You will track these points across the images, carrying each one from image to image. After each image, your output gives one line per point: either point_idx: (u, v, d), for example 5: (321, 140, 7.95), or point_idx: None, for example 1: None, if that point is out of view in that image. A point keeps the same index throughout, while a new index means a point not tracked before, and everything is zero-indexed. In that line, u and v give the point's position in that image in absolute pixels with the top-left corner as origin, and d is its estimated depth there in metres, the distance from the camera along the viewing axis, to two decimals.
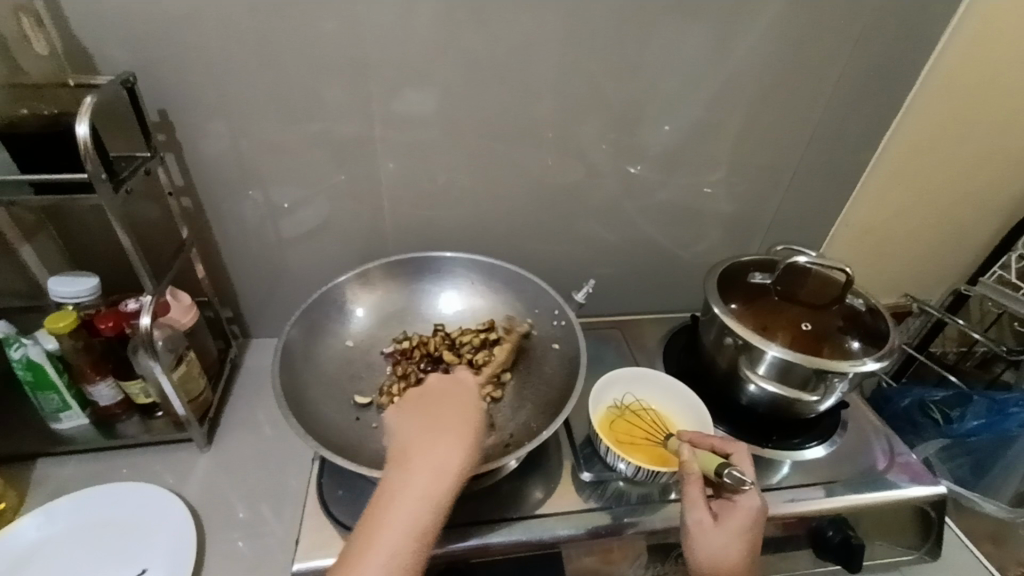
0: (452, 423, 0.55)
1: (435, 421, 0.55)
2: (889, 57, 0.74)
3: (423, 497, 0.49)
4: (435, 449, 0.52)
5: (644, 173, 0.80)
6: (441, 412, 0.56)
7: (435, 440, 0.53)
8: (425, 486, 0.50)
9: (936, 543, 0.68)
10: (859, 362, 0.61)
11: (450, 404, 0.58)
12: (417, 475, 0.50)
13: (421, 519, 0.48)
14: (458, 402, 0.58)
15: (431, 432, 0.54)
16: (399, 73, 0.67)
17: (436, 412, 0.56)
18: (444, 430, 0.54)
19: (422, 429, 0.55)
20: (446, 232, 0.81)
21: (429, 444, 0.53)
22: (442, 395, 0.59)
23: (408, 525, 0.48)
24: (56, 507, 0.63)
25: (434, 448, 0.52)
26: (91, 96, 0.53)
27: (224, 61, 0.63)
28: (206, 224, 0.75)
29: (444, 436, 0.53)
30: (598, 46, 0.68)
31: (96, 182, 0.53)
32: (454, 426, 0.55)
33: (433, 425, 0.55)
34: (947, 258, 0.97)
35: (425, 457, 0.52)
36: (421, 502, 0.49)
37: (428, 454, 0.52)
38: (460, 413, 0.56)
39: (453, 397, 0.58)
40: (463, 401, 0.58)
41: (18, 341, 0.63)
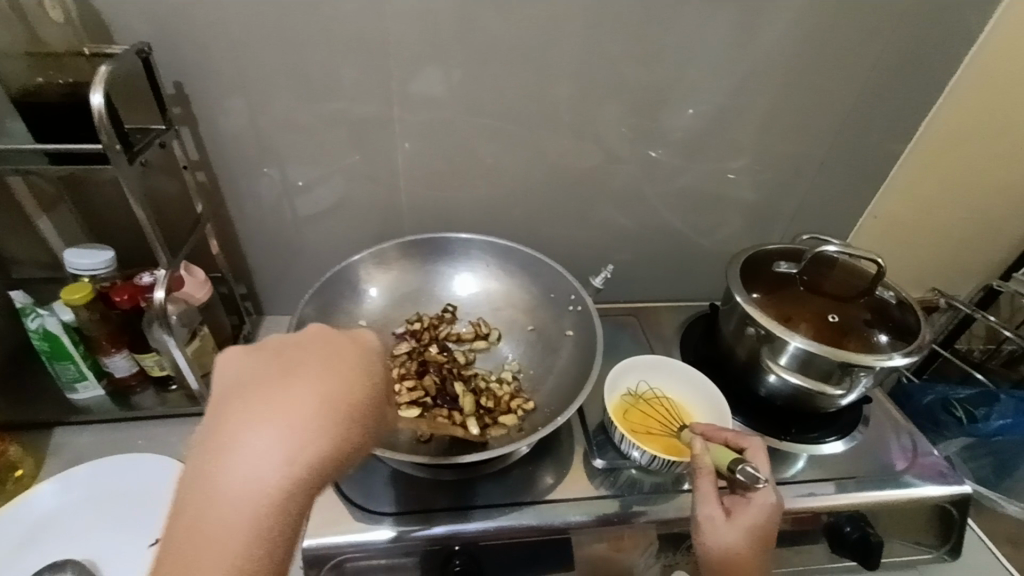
0: (315, 382, 0.37)
1: (290, 371, 0.38)
2: (931, 38, 0.70)
3: (275, 470, 0.34)
4: (285, 415, 0.35)
5: (666, 158, 0.77)
6: (302, 367, 0.38)
7: (281, 402, 0.36)
8: (260, 459, 0.34)
9: (955, 545, 0.66)
10: (885, 356, 0.59)
11: (326, 352, 0.40)
12: (261, 437, 0.34)
13: (261, 500, 0.33)
14: (338, 352, 0.40)
15: (278, 386, 0.37)
16: (415, 48, 0.65)
17: (296, 362, 0.39)
18: (294, 390, 0.36)
19: (266, 385, 0.37)
20: (461, 213, 0.80)
21: (266, 411, 0.35)
22: (310, 346, 0.40)
23: (245, 510, 0.33)
24: (72, 475, 0.63)
25: (284, 403, 0.36)
26: (107, 66, 0.52)
27: (239, 34, 0.62)
28: (220, 198, 0.74)
29: (295, 394, 0.36)
30: (624, 23, 0.65)
31: (111, 152, 0.52)
32: (318, 384, 0.37)
33: (288, 376, 0.37)
34: (981, 253, 0.93)
35: (268, 421, 0.35)
36: (262, 478, 0.34)
37: (271, 416, 0.35)
38: (344, 367, 0.39)
39: (338, 357, 0.40)
40: (347, 355, 0.40)
41: (34, 311, 0.64)
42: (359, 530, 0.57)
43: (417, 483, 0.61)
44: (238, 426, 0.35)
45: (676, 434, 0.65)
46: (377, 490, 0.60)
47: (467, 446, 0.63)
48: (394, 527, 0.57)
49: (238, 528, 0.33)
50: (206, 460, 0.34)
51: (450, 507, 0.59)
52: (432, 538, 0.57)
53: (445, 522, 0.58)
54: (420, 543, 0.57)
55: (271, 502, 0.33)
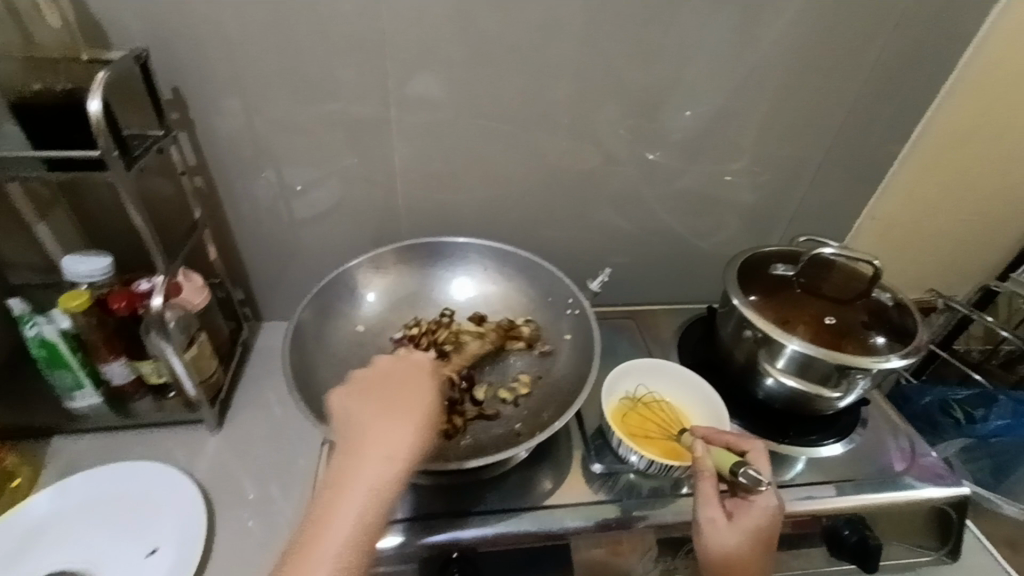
0: (399, 412, 0.50)
1: (391, 407, 0.50)
2: (926, 39, 0.70)
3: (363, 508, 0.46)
4: (385, 436, 0.48)
5: (663, 160, 0.77)
6: (392, 395, 0.51)
7: (391, 424, 0.49)
8: (376, 467, 0.46)
9: (955, 547, 0.66)
10: (883, 359, 0.59)
11: (404, 386, 0.52)
12: (371, 463, 0.46)
13: (376, 493, 0.45)
14: (414, 383, 0.53)
15: (384, 416, 0.49)
16: (412, 52, 0.65)
17: (395, 397, 0.51)
18: (394, 417, 0.49)
19: (375, 411, 0.50)
20: (458, 217, 0.80)
21: (384, 426, 0.48)
22: (390, 378, 0.53)
23: (370, 497, 0.45)
24: (68, 483, 0.64)
25: (389, 427, 0.48)
26: (104, 72, 0.52)
27: (237, 39, 0.62)
28: (218, 204, 0.74)
29: (396, 425, 0.48)
30: (619, 24, 0.65)
31: (109, 158, 0.52)
32: (405, 415, 0.49)
33: (392, 405, 0.50)
34: (978, 253, 0.93)
35: (378, 441, 0.47)
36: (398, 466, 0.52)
37: (384, 432, 0.48)
38: (414, 398, 0.51)
39: (409, 378, 0.53)
40: (419, 384, 0.53)
41: (32, 319, 0.64)
42: None
43: (415, 489, 0.61)
44: (361, 445, 0.47)
45: (676, 438, 0.65)
46: None
47: (467, 450, 0.63)
48: (391, 534, 0.57)
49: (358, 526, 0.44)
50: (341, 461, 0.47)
51: (450, 513, 0.59)
52: (431, 545, 0.57)
53: (447, 528, 0.58)
54: (420, 550, 0.57)
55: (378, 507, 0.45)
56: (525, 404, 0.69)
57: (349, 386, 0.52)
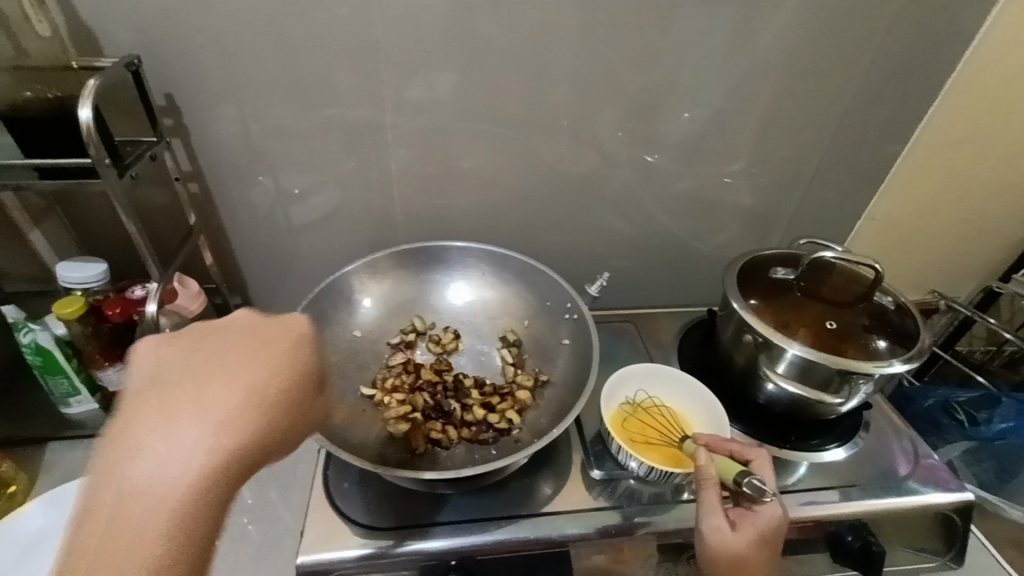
0: (236, 371, 0.42)
1: (225, 358, 0.43)
2: (925, 41, 0.70)
3: (200, 468, 0.37)
4: (184, 427, 0.38)
5: (661, 162, 0.77)
6: (221, 346, 0.44)
7: (212, 386, 0.41)
8: (211, 433, 0.39)
9: (960, 551, 0.65)
10: (885, 363, 0.58)
11: (259, 344, 0.45)
12: (201, 418, 0.39)
13: (198, 459, 0.38)
14: (267, 343, 0.45)
15: (201, 381, 0.41)
16: (407, 57, 0.65)
17: (220, 349, 0.44)
18: (214, 378, 0.41)
19: (186, 380, 0.41)
20: (456, 221, 0.79)
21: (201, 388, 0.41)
22: (247, 333, 0.46)
23: (181, 466, 0.37)
24: (61, 493, 0.62)
25: (221, 388, 0.41)
26: (95, 79, 0.51)
27: (231, 44, 0.62)
28: (213, 209, 0.74)
29: (224, 388, 0.41)
30: (615, 27, 0.65)
31: (100, 166, 0.52)
32: (236, 374, 0.42)
33: (211, 371, 0.42)
34: (979, 254, 0.92)
35: (200, 410, 0.39)
36: (212, 443, 0.39)
37: (205, 394, 0.40)
38: (265, 357, 0.44)
39: (258, 334, 0.46)
40: (273, 341, 0.46)
41: (27, 326, 0.63)
42: (348, 546, 0.56)
43: (411, 497, 0.61)
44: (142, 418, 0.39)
45: (676, 444, 0.64)
46: (370, 504, 0.60)
47: (465, 457, 0.63)
48: (387, 542, 0.56)
49: (180, 488, 0.37)
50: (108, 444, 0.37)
51: (449, 520, 0.59)
52: (428, 554, 0.56)
53: (447, 535, 0.57)
54: (420, 558, 0.56)
55: (218, 462, 0.38)
56: (526, 413, 0.68)
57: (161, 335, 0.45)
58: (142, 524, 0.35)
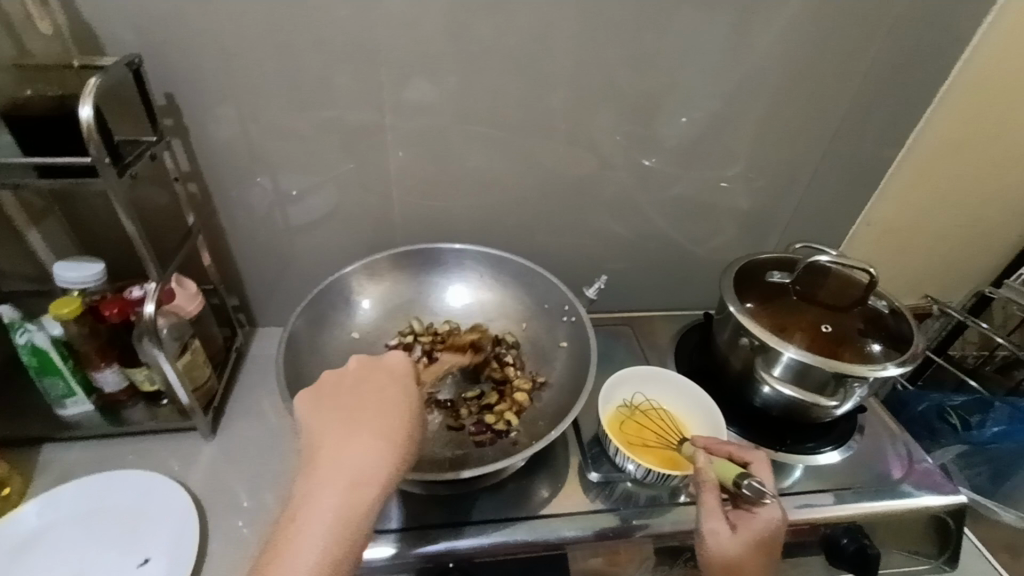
0: (375, 418, 0.49)
1: (356, 422, 0.48)
2: (919, 48, 0.71)
3: (331, 529, 0.43)
4: (353, 453, 0.46)
5: (659, 166, 0.77)
6: (363, 403, 0.50)
7: (355, 440, 0.47)
8: (367, 464, 0.46)
9: (953, 553, 0.66)
10: (879, 366, 0.59)
11: (380, 400, 0.50)
12: (326, 484, 0.45)
13: (371, 478, 0.45)
14: (387, 388, 0.51)
15: (349, 436, 0.47)
16: (407, 60, 0.65)
17: (360, 409, 0.49)
18: (362, 431, 0.47)
19: (340, 430, 0.48)
20: (454, 223, 0.80)
21: (353, 442, 0.47)
22: (356, 382, 0.52)
23: (346, 488, 0.44)
24: (56, 494, 0.63)
25: (365, 435, 0.47)
26: (97, 78, 0.51)
27: (232, 45, 0.62)
28: (212, 210, 0.74)
29: (365, 440, 0.47)
30: (614, 32, 0.66)
31: (100, 166, 0.52)
32: (376, 425, 0.48)
33: (359, 421, 0.48)
34: (972, 259, 0.93)
35: (351, 458, 0.46)
36: (342, 502, 0.44)
37: (362, 440, 0.47)
38: (385, 401, 0.50)
39: (381, 381, 0.52)
40: (387, 385, 0.51)
41: (23, 326, 0.63)
42: None
43: (409, 498, 0.61)
44: (324, 468, 0.46)
45: (673, 447, 0.65)
46: None
47: (463, 460, 0.63)
48: (386, 545, 0.56)
49: (321, 549, 0.42)
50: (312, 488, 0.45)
51: (447, 522, 0.59)
52: (424, 556, 0.56)
53: (445, 537, 0.57)
54: (417, 560, 0.56)
55: (346, 535, 0.43)
56: (524, 415, 0.68)
57: (315, 388, 0.52)
58: (297, 573, 0.41)
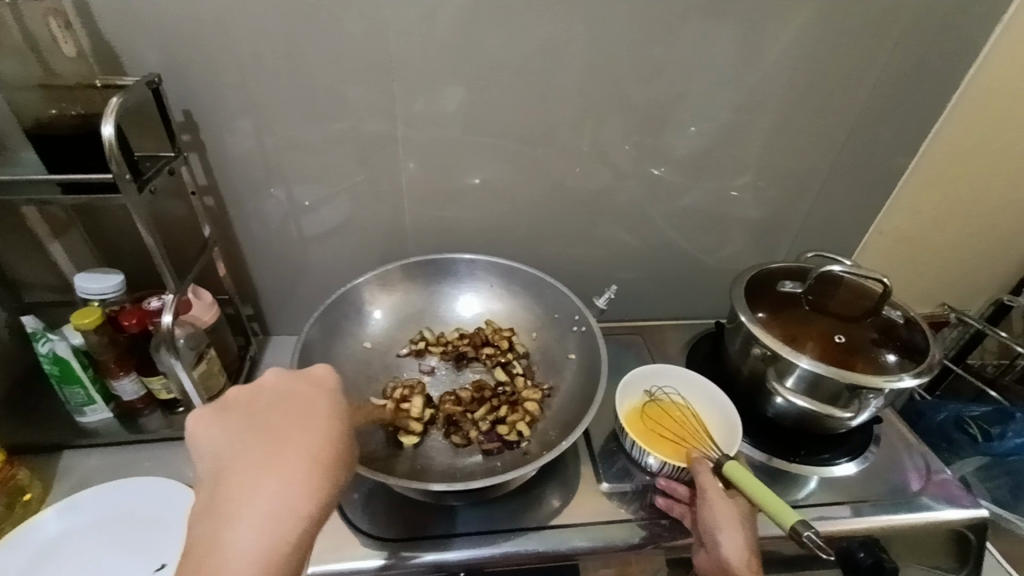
0: (296, 434, 0.42)
1: (269, 440, 0.42)
2: (932, 55, 0.70)
3: (250, 570, 0.36)
4: (266, 487, 0.39)
5: (668, 175, 0.77)
6: (281, 424, 0.43)
7: (269, 476, 0.39)
8: (285, 498, 0.39)
9: (974, 568, 0.65)
10: (895, 378, 0.58)
11: (301, 413, 0.45)
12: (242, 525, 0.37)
13: (291, 511, 0.38)
14: (310, 404, 0.46)
15: (260, 458, 0.40)
16: (418, 73, 0.66)
17: (273, 428, 0.43)
18: (281, 449, 0.41)
19: (256, 455, 0.41)
20: (465, 234, 0.81)
21: (265, 471, 0.40)
22: (274, 403, 0.45)
23: (263, 529, 0.37)
24: (78, 500, 0.64)
25: (281, 462, 0.40)
26: (118, 97, 0.53)
27: (248, 60, 0.63)
28: (228, 222, 0.75)
29: (283, 466, 0.40)
30: (622, 43, 0.66)
31: (122, 181, 0.53)
32: (304, 450, 0.42)
33: (273, 440, 0.42)
34: (991, 267, 0.92)
35: (263, 495, 0.39)
36: (264, 535, 0.37)
37: (274, 468, 0.40)
38: (309, 425, 0.43)
39: (306, 403, 0.46)
40: (314, 406, 0.45)
41: (45, 336, 0.65)
42: (357, 557, 0.56)
43: (422, 508, 0.61)
44: (232, 508, 0.38)
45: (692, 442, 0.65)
46: (380, 514, 0.60)
47: (474, 470, 0.63)
48: (405, 553, 0.57)
49: None
50: (214, 535, 0.37)
51: (457, 532, 0.59)
52: (433, 565, 0.57)
53: (456, 547, 0.58)
54: (428, 570, 0.57)
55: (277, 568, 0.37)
56: (536, 425, 0.68)
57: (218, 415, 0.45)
58: None
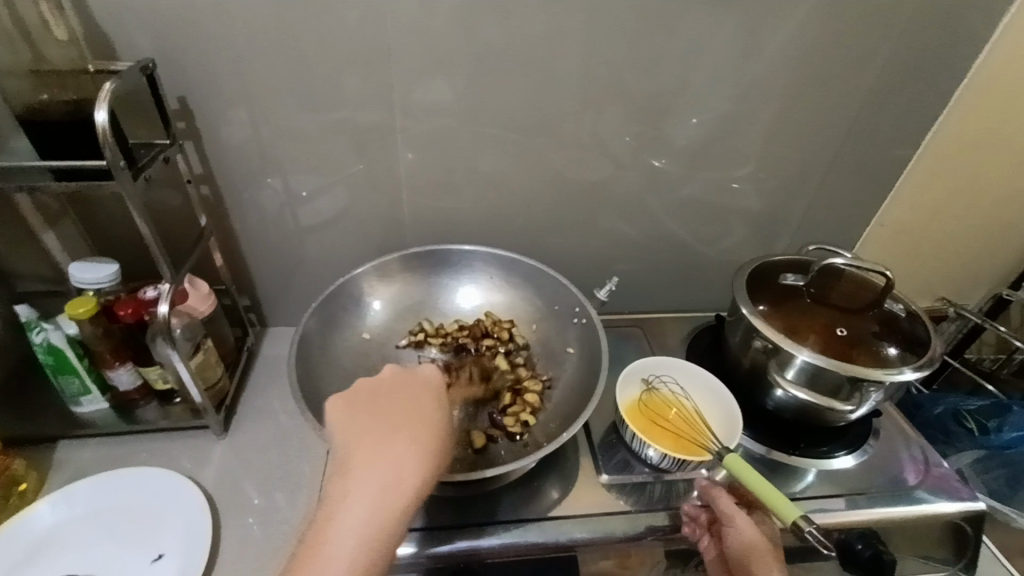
0: (410, 423, 0.48)
1: (388, 429, 0.47)
2: (937, 47, 0.69)
3: (364, 536, 0.42)
4: (385, 463, 0.45)
5: (669, 167, 0.77)
6: (393, 412, 0.49)
7: (386, 455, 0.45)
8: (397, 476, 0.44)
9: (971, 561, 0.65)
10: (896, 371, 0.58)
11: (410, 406, 0.50)
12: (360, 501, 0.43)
13: (400, 491, 0.44)
14: (420, 400, 0.50)
15: (381, 444, 0.46)
16: (416, 61, 0.65)
17: (388, 417, 0.48)
18: (394, 440, 0.46)
19: (375, 438, 0.46)
20: (465, 224, 0.80)
21: (383, 453, 0.45)
22: (389, 392, 0.51)
23: (376, 504, 0.43)
24: (74, 490, 0.63)
25: (391, 449, 0.46)
26: (111, 82, 0.52)
27: (244, 47, 0.62)
28: (225, 212, 0.74)
29: (397, 449, 0.45)
30: (624, 33, 0.65)
31: (116, 168, 0.52)
32: (413, 438, 0.47)
33: (392, 427, 0.47)
34: (991, 261, 0.92)
35: (378, 472, 0.44)
36: (377, 511, 0.43)
37: (386, 453, 0.45)
38: (419, 417, 0.49)
39: (413, 397, 0.50)
40: (422, 401, 0.50)
41: (39, 325, 0.64)
42: None
43: (421, 500, 0.61)
44: (355, 481, 0.44)
45: (692, 436, 0.64)
46: None
47: (475, 461, 0.63)
48: (402, 544, 0.56)
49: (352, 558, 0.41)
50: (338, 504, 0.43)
51: (456, 524, 0.59)
52: (432, 556, 0.56)
53: (455, 539, 0.57)
54: (427, 562, 0.56)
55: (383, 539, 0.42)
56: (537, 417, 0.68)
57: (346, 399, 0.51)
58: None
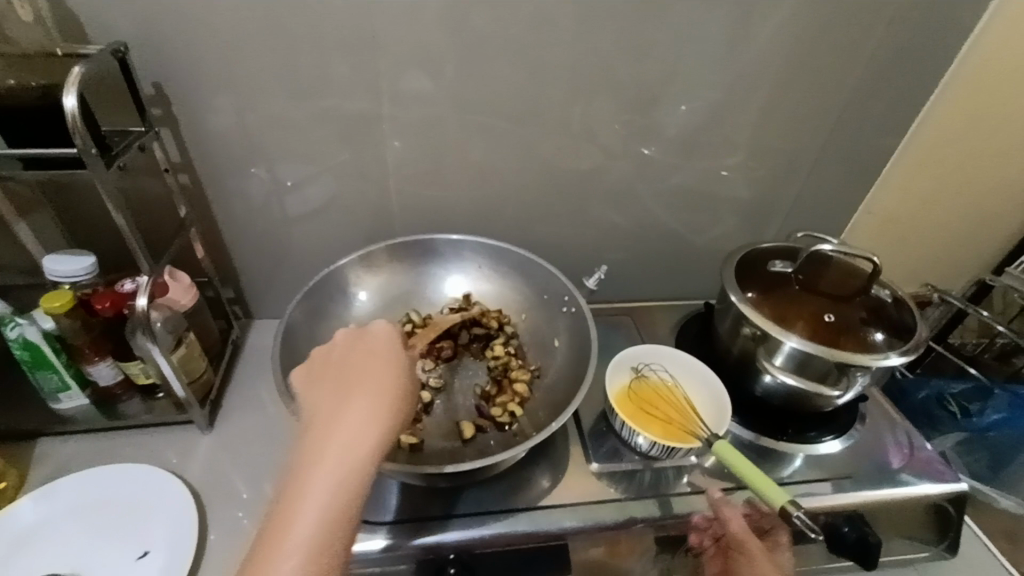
0: (367, 382, 0.49)
1: (345, 394, 0.48)
2: (926, 34, 0.69)
3: (331, 495, 0.43)
4: (345, 420, 0.46)
5: (659, 155, 0.76)
6: (351, 375, 0.50)
7: (345, 415, 0.46)
8: (357, 434, 0.45)
9: (953, 541, 0.66)
10: (882, 356, 0.59)
11: (364, 367, 0.50)
12: (324, 464, 0.44)
13: (362, 445, 0.45)
14: (374, 359, 0.51)
15: (338, 408, 0.47)
16: (402, 47, 0.64)
17: (344, 380, 0.50)
18: (351, 400, 0.48)
19: (337, 401, 0.48)
20: (452, 213, 0.79)
21: (344, 414, 0.47)
22: (344, 358, 0.52)
23: (339, 462, 0.44)
24: (56, 488, 0.62)
25: (348, 410, 0.47)
26: (80, 66, 0.50)
27: (222, 32, 0.60)
28: (206, 202, 0.73)
29: (355, 406, 0.47)
30: (615, 18, 0.64)
31: (87, 156, 0.50)
32: (372, 396, 0.48)
33: (349, 388, 0.49)
34: (975, 247, 0.93)
35: (342, 433, 0.45)
36: (342, 467, 0.44)
37: (345, 415, 0.46)
38: (374, 374, 0.49)
39: (368, 357, 0.52)
40: (376, 360, 0.51)
41: (13, 320, 0.62)
42: None
43: (410, 492, 0.60)
44: (319, 444, 0.45)
45: (681, 422, 0.65)
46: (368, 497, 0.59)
47: (465, 450, 0.63)
48: (393, 537, 0.56)
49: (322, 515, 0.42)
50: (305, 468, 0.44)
51: (443, 514, 0.59)
52: (419, 547, 0.56)
53: (444, 530, 0.57)
54: (416, 552, 0.56)
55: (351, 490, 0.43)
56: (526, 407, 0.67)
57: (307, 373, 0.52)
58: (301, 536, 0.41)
